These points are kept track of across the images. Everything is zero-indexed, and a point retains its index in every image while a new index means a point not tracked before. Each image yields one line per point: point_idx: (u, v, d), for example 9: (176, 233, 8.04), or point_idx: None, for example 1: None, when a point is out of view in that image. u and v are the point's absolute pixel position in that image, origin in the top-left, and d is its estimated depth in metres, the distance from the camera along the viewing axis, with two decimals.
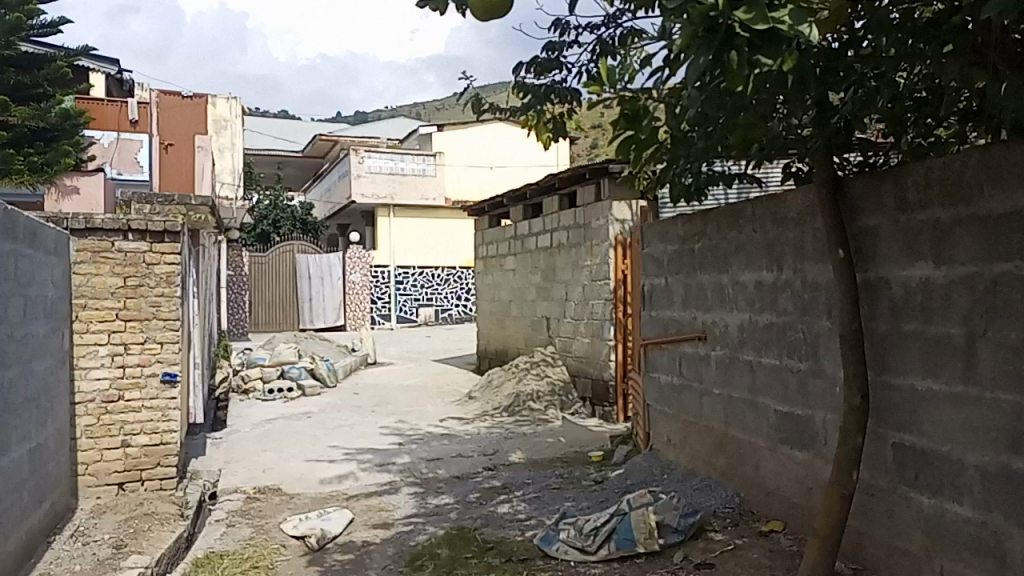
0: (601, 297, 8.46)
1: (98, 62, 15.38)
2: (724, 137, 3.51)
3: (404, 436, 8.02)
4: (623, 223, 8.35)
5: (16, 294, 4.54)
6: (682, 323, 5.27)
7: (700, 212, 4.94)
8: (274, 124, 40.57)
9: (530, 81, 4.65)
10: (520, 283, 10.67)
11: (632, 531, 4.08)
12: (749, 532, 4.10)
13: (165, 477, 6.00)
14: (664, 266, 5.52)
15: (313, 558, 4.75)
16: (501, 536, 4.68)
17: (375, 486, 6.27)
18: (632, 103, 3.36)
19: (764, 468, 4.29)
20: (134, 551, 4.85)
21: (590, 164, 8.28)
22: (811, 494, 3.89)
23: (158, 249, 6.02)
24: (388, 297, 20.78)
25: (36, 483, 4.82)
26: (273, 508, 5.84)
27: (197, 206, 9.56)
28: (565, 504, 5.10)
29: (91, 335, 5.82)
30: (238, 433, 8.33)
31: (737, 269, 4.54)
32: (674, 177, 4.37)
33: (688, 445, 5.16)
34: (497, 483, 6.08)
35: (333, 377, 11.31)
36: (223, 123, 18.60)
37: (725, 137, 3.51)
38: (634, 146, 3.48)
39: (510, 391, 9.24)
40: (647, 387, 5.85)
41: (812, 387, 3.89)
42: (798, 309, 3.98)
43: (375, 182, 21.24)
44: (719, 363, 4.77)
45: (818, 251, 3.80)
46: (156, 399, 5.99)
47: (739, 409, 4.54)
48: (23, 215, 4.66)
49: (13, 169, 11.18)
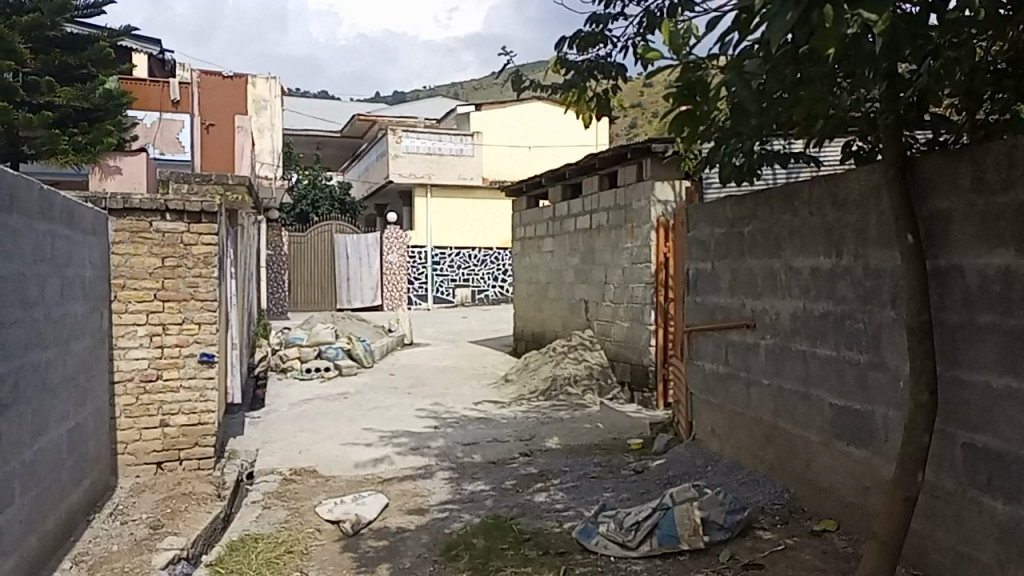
0: (642, 280, 8.22)
1: (141, 42, 15.51)
2: (784, 113, 3.28)
3: (440, 419, 7.93)
4: (665, 205, 8.09)
5: (53, 274, 4.51)
6: (729, 309, 5.04)
7: (751, 194, 4.69)
8: (311, 105, 40.74)
9: (572, 57, 4.47)
10: (559, 265, 10.47)
11: (675, 527, 3.90)
12: (800, 531, 3.91)
13: (203, 457, 6.00)
14: (711, 250, 5.29)
15: (348, 544, 4.68)
16: (538, 527, 4.55)
17: (410, 469, 6.20)
18: (688, 76, 3.05)
19: (817, 464, 4.08)
20: (170, 532, 4.83)
21: (632, 143, 8.00)
22: (868, 494, 3.68)
23: (195, 229, 5.97)
24: (424, 277, 20.76)
25: (75, 463, 4.83)
26: (309, 491, 5.81)
27: (235, 186, 9.55)
28: (604, 495, 4.94)
29: (130, 315, 5.82)
30: (276, 413, 8.35)
31: (791, 254, 4.30)
32: (722, 158, 4.13)
33: (734, 436, 4.95)
34: (534, 470, 5.95)
35: (370, 357, 11.30)
36: (262, 103, 18.58)
37: (786, 112, 3.28)
38: (687, 124, 3.14)
39: (546, 374, 9.07)
40: (690, 375, 5.64)
41: (872, 380, 3.66)
42: (858, 298, 3.74)
43: (413, 162, 21.09)
44: (769, 352, 4.54)
45: (882, 237, 3.54)
46: (194, 379, 5.97)
47: (791, 402, 4.32)
48: (59, 195, 4.63)
49: (58, 148, 11.36)
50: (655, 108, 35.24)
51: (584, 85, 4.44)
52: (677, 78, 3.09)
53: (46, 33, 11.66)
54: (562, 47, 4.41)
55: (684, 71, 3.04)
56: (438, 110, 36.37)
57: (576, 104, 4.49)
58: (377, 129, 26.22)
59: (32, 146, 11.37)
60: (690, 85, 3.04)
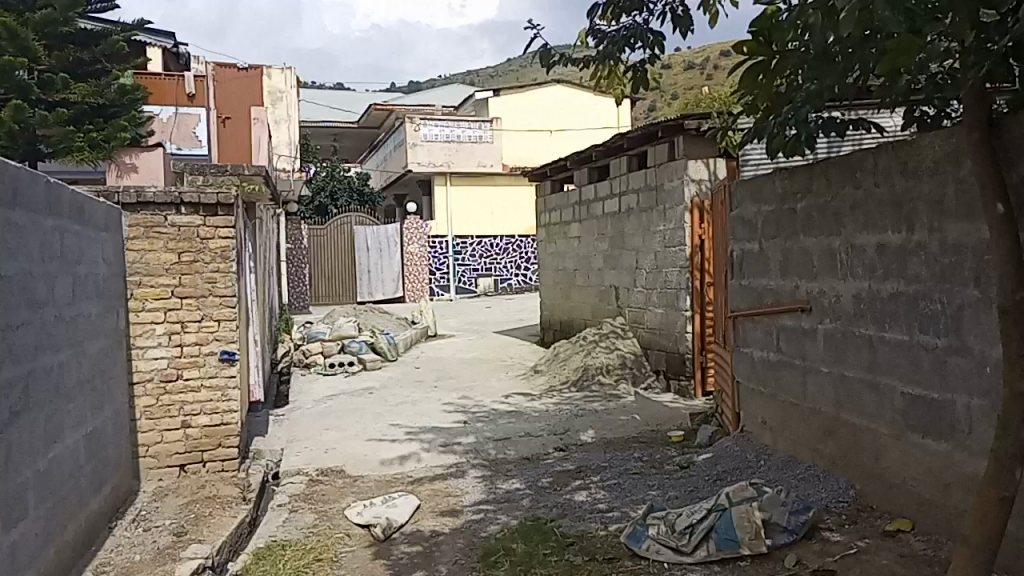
0: (676, 264, 7.88)
1: (155, 36, 15.30)
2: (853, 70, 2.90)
3: (469, 413, 7.65)
4: (700, 184, 7.71)
5: (64, 273, 4.27)
6: (781, 292, 4.70)
7: (803, 166, 4.34)
8: (326, 97, 40.54)
9: (603, 27, 4.17)
10: (586, 252, 10.14)
11: (734, 530, 3.58)
12: (871, 531, 3.57)
13: (227, 458, 5.78)
14: (759, 230, 4.95)
15: (379, 550, 4.42)
16: (581, 530, 4.24)
17: (440, 468, 5.92)
18: (763, 19, 3.00)
19: (887, 458, 3.74)
20: (195, 539, 4.58)
21: (663, 121, 7.63)
22: (949, 491, 3.34)
23: (212, 223, 5.72)
24: (446, 268, 20.51)
25: (94, 468, 4.61)
26: (336, 492, 5.56)
27: (252, 176, 9.29)
28: (650, 493, 4.64)
29: (147, 314, 5.59)
30: (301, 410, 8.13)
31: (852, 230, 3.95)
32: (774, 128, 3.84)
33: (789, 429, 4.62)
34: (571, 466, 5.64)
35: (394, 351, 11.04)
36: (278, 94, 18.37)
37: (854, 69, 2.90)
38: (761, 74, 3.12)
39: (578, 364, 8.73)
40: (737, 363, 5.32)
41: (951, 367, 3.30)
42: (935, 277, 3.37)
43: (431, 150, 20.68)
44: (828, 337, 4.20)
45: (962, 208, 3.19)
46: (215, 377, 5.74)
47: (854, 391, 3.98)
48: (68, 188, 4.39)
49: (73, 146, 11.21)
50: (675, 90, 34.60)
51: (622, 54, 4.13)
52: (751, 23, 3.04)
53: (59, 29, 11.51)
54: (595, 14, 4.12)
55: (758, 14, 2.99)
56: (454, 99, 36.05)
57: (607, 78, 4.27)
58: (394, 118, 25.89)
59: (48, 145, 11.22)
60: (764, 28, 2.99)
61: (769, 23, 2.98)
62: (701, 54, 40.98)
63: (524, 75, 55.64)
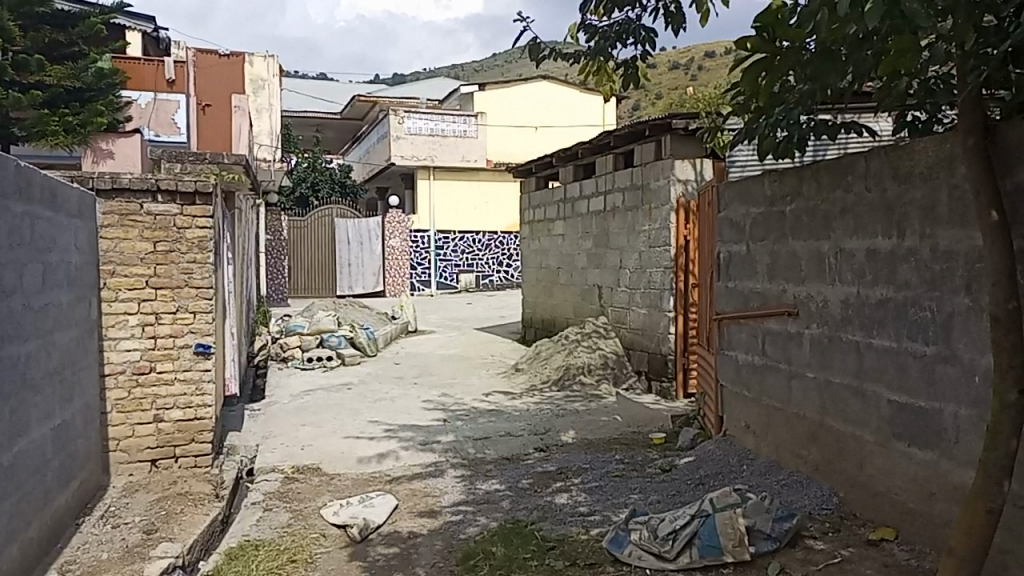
0: (660, 265, 7.84)
1: (134, 19, 14.98)
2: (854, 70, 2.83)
3: (448, 411, 7.55)
4: (686, 184, 7.68)
5: (33, 260, 4.12)
6: (768, 295, 4.67)
7: (793, 169, 4.30)
8: (309, 87, 40.14)
9: (595, 22, 4.11)
10: (570, 250, 10.07)
11: (717, 537, 3.53)
12: (855, 540, 3.54)
13: (200, 453, 5.64)
14: (746, 232, 4.92)
15: (355, 551, 4.32)
16: (561, 533, 4.17)
17: (419, 467, 5.83)
18: (767, 14, 2.90)
19: (871, 466, 3.71)
20: (165, 537, 4.45)
21: (651, 119, 7.60)
22: (934, 500, 3.31)
23: (189, 212, 5.57)
24: (427, 263, 20.38)
25: (62, 463, 4.46)
26: (312, 491, 5.45)
27: (231, 165, 9.11)
28: (632, 497, 4.58)
29: (120, 304, 5.42)
30: (277, 405, 7.99)
31: (842, 235, 3.91)
32: (764, 128, 3.80)
33: (772, 433, 4.59)
34: (552, 467, 5.57)
35: (373, 346, 10.91)
36: (260, 83, 18.09)
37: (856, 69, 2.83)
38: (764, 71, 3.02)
39: (559, 363, 8.66)
40: (721, 366, 5.29)
41: (940, 375, 3.27)
42: (925, 283, 3.34)
43: (415, 144, 20.49)
44: (814, 342, 4.17)
45: (955, 214, 3.16)
46: (189, 371, 5.59)
47: (840, 397, 3.95)
48: (40, 172, 4.23)
49: (48, 130, 10.79)
50: (660, 89, 34.67)
51: (612, 50, 4.07)
52: (755, 18, 2.95)
53: (35, 9, 11.20)
54: (586, 9, 4.05)
55: (762, 10, 2.88)
56: (438, 92, 35.80)
57: (596, 73, 4.19)
58: (377, 111, 25.64)
59: (22, 128, 10.91)
60: (768, 24, 2.90)
61: (774, 19, 2.87)
62: (686, 54, 41.04)
63: (509, 71, 55.43)
